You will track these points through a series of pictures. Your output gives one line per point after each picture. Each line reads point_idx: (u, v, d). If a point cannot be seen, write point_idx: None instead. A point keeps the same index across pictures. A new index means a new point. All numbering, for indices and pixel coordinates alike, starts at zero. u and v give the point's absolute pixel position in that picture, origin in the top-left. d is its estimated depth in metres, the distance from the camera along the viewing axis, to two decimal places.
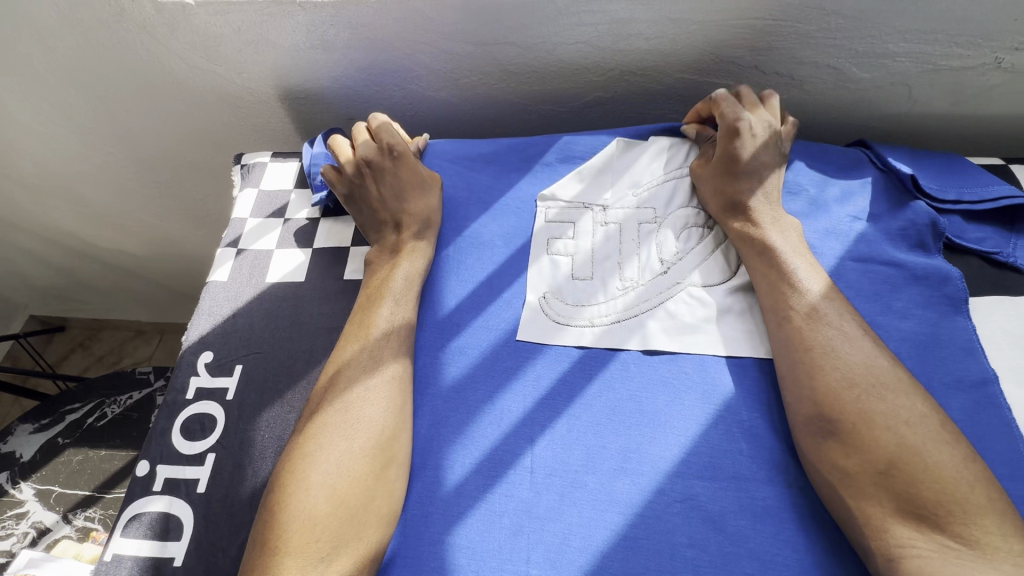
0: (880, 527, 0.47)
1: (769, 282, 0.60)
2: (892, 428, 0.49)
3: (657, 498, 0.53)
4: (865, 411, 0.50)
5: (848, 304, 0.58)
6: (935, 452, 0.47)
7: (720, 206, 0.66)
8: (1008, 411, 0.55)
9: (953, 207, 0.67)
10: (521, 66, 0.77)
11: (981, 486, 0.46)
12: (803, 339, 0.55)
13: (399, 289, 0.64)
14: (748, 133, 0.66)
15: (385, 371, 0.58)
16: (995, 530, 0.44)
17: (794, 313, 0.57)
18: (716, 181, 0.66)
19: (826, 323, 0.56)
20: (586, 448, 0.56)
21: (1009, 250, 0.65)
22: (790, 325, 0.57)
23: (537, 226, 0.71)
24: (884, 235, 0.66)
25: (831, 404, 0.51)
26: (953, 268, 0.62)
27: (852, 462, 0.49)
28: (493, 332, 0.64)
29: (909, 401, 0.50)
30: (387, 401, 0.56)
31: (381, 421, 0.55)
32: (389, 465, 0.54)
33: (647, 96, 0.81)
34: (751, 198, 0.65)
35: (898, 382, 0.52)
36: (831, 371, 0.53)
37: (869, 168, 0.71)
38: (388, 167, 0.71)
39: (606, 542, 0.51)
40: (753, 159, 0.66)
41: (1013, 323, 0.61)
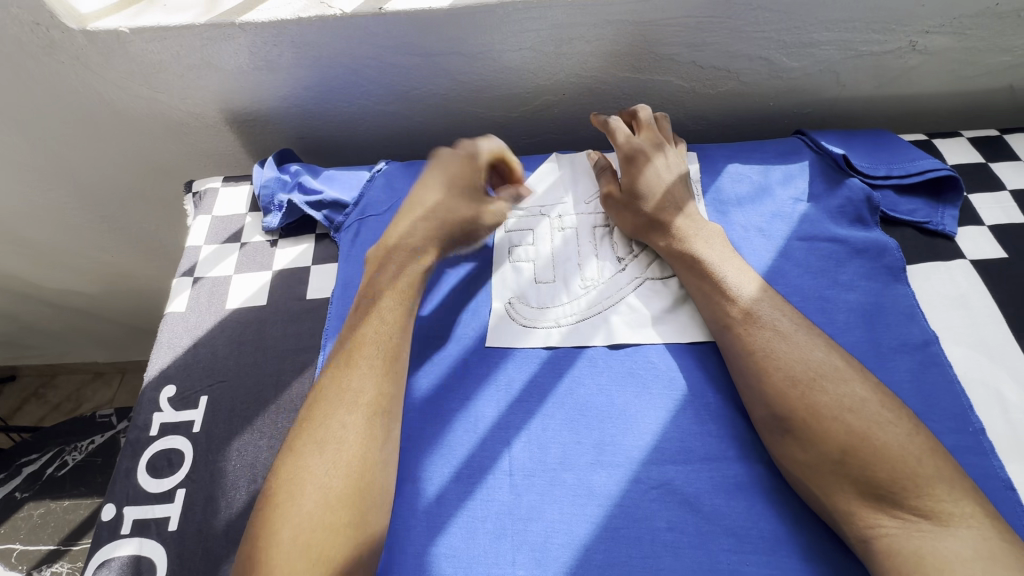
0: (848, 513, 0.49)
1: (704, 294, 0.61)
2: (839, 417, 0.50)
3: (634, 486, 0.54)
4: (812, 406, 0.51)
5: (784, 302, 0.60)
6: (882, 433, 0.49)
7: (640, 229, 0.67)
8: (949, 368, 0.59)
9: (884, 182, 0.71)
10: (469, 75, 0.78)
11: (927, 457, 0.48)
12: (738, 346, 0.57)
13: (388, 316, 0.59)
14: (647, 158, 0.70)
15: (363, 404, 0.53)
16: (945, 497, 0.46)
17: (732, 320, 0.58)
18: (625, 202, 0.68)
19: (761, 325, 0.57)
20: (562, 445, 0.57)
21: (939, 219, 0.69)
22: (732, 335, 0.58)
23: (497, 235, 0.72)
24: (825, 214, 0.69)
25: (782, 404, 0.53)
26: (889, 239, 0.67)
27: (811, 455, 0.51)
28: (462, 343, 0.64)
29: (849, 387, 0.52)
30: (365, 440, 0.52)
31: (360, 450, 0.51)
32: (368, 510, 0.50)
33: (596, 98, 0.83)
34: (666, 216, 0.66)
35: (835, 370, 0.53)
36: (776, 371, 0.54)
37: (806, 152, 0.75)
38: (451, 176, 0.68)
39: (589, 535, 0.52)
40: (659, 181, 0.69)
41: (947, 286, 0.65)
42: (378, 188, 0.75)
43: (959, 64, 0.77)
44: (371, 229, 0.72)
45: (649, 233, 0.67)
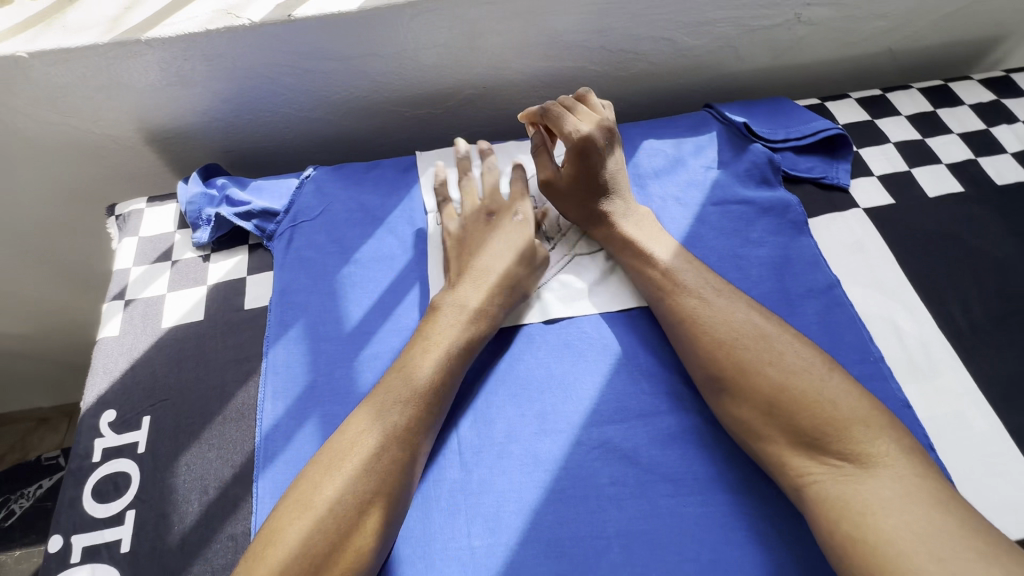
0: (781, 462, 0.53)
1: (640, 274, 0.65)
2: (764, 373, 0.55)
3: (578, 449, 0.58)
4: (739, 365, 0.56)
5: (711, 274, 0.64)
6: (802, 384, 0.54)
7: (586, 220, 0.70)
8: (851, 307, 0.65)
9: (784, 145, 0.76)
10: (388, 75, 0.80)
11: (848, 404, 0.53)
12: (672, 316, 0.61)
13: (457, 364, 0.60)
14: (590, 145, 0.70)
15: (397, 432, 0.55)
16: (864, 440, 0.50)
17: (664, 293, 0.63)
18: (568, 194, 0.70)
19: (690, 294, 0.62)
20: (507, 420, 0.60)
21: (834, 174, 0.75)
22: (666, 309, 0.62)
23: (429, 228, 0.73)
24: (734, 179, 0.75)
25: (715, 367, 0.57)
26: (791, 196, 0.73)
27: (744, 411, 0.55)
28: (403, 335, 0.65)
29: (770, 345, 0.57)
30: (387, 460, 0.54)
31: (385, 472, 0.53)
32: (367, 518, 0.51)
33: (516, 88, 0.86)
34: (608, 205, 0.69)
35: (758, 331, 0.58)
36: (705, 336, 0.59)
37: (713, 123, 0.80)
38: (508, 223, 0.70)
39: (538, 499, 0.55)
40: (602, 170, 0.70)
41: (845, 233, 0.71)
42: (307, 195, 0.75)
43: (842, 32, 0.84)
44: (304, 235, 0.72)
45: (588, 224, 0.70)
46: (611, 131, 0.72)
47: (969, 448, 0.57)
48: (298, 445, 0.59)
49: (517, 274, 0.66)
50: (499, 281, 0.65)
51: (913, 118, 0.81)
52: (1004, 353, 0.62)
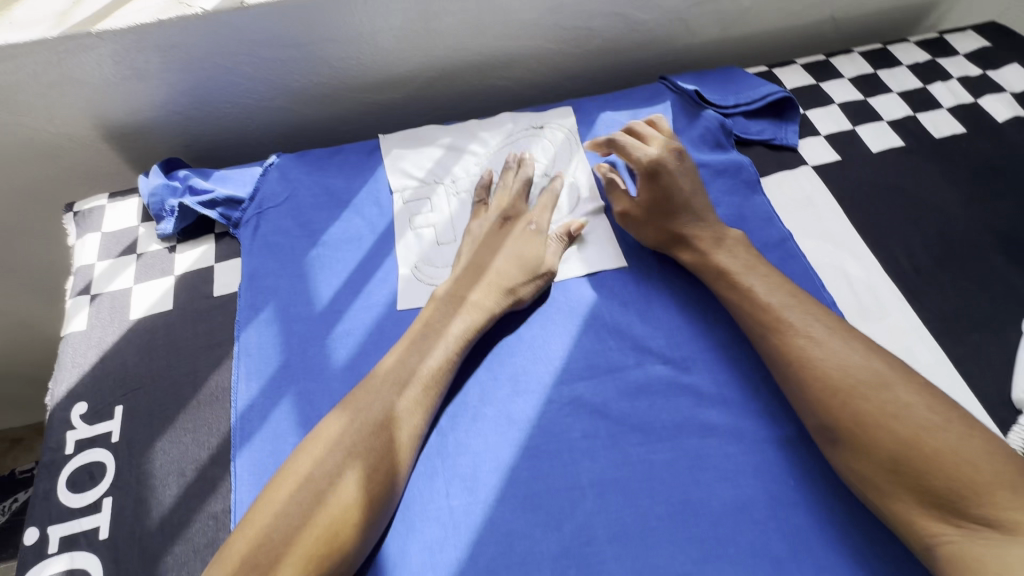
0: (910, 521, 0.49)
1: (738, 308, 0.62)
2: (885, 425, 0.51)
3: (549, 407, 0.60)
4: (857, 415, 0.52)
5: (817, 309, 0.60)
6: (933, 438, 0.49)
7: (666, 245, 0.68)
8: (803, 257, 0.68)
9: (735, 110, 0.79)
10: (346, 61, 0.80)
11: (987, 462, 0.47)
12: (774, 355, 0.58)
13: (452, 350, 0.60)
14: (665, 170, 0.68)
15: (379, 405, 0.55)
16: (1009, 503, 0.45)
17: (765, 330, 0.59)
18: (645, 220, 0.68)
19: (794, 332, 0.58)
20: (480, 385, 0.61)
21: (783, 135, 0.78)
22: (765, 341, 0.59)
23: (396, 208, 0.74)
24: (689, 144, 0.77)
25: (827, 416, 0.54)
26: (743, 158, 0.76)
27: (865, 464, 0.51)
28: (374, 311, 0.66)
29: (892, 392, 0.52)
30: (365, 430, 0.54)
31: (362, 441, 0.53)
32: (341, 482, 0.51)
33: (475, 71, 0.87)
34: (688, 229, 0.66)
35: (877, 376, 0.53)
36: (814, 382, 0.55)
37: (667, 94, 0.83)
38: (516, 226, 0.68)
39: (513, 457, 0.57)
40: (677, 192, 0.68)
41: (796, 190, 0.74)
42: (271, 181, 0.76)
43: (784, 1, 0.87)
44: (270, 221, 0.73)
45: (671, 249, 0.68)
46: (684, 155, 0.70)
47: None
48: (274, 422, 0.60)
49: (515, 279, 0.64)
50: (492, 280, 0.64)
51: (856, 81, 0.85)
52: (946, 292, 0.66)
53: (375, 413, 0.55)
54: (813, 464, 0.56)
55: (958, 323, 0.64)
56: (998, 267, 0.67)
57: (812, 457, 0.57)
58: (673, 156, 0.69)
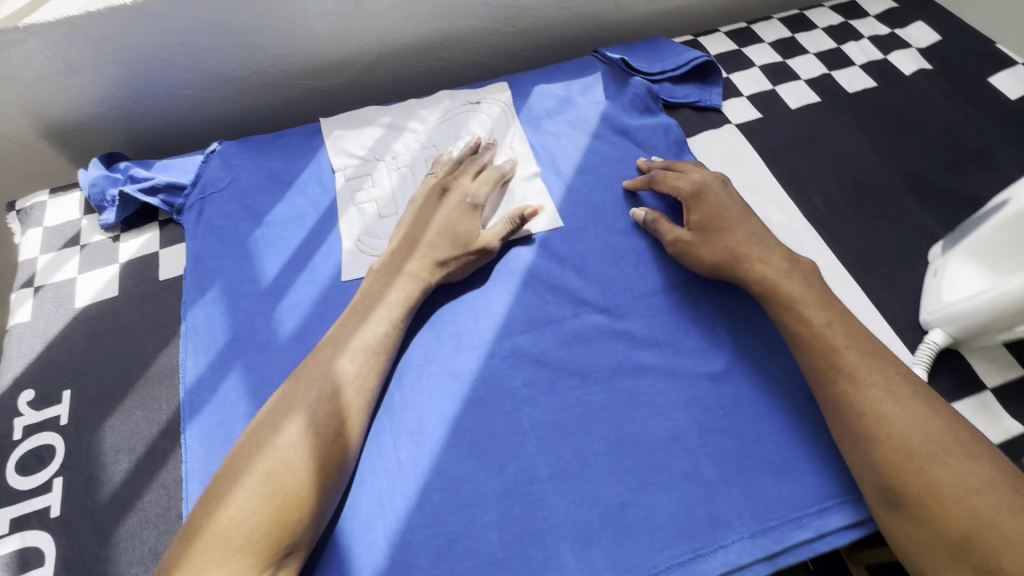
0: None
1: (811, 352, 0.56)
2: (963, 500, 0.46)
3: (492, 359, 0.62)
4: (930, 484, 0.47)
5: (892, 364, 0.54)
6: (1014, 523, 0.45)
7: (729, 264, 0.63)
8: None
9: (661, 76, 0.83)
10: (283, 48, 0.82)
11: None
12: (846, 407, 0.53)
13: (396, 309, 0.62)
14: (711, 189, 0.67)
15: (337, 367, 0.57)
16: None
17: (835, 376, 0.54)
18: (700, 240, 0.65)
19: (870, 382, 0.53)
20: (424, 344, 0.63)
21: (708, 97, 0.82)
22: (837, 388, 0.54)
23: (338, 186, 0.76)
24: (619, 110, 0.81)
25: (894, 477, 0.49)
26: (670, 120, 0.79)
27: (929, 537, 0.47)
28: (320, 284, 0.68)
29: (975, 465, 0.48)
30: (324, 393, 0.56)
31: (321, 404, 0.55)
32: (303, 439, 0.53)
33: (413, 53, 0.89)
34: (743, 243, 0.63)
35: (959, 444, 0.49)
36: (888, 439, 0.50)
37: (598, 65, 0.86)
38: (455, 200, 0.70)
39: (458, 407, 0.59)
40: (728, 213, 0.66)
41: (721, 147, 0.78)
42: (213, 167, 0.76)
43: None
44: (214, 206, 0.74)
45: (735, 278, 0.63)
46: (728, 184, 0.70)
47: None
48: (223, 394, 0.61)
49: (447, 252, 0.66)
50: (425, 254, 0.66)
51: (775, 44, 0.90)
52: (860, 230, 0.70)
53: (333, 380, 0.56)
54: (740, 394, 0.60)
55: (871, 257, 0.68)
56: (908, 205, 0.72)
57: (739, 387, 0.60)
58: (716, 180, 0.69)
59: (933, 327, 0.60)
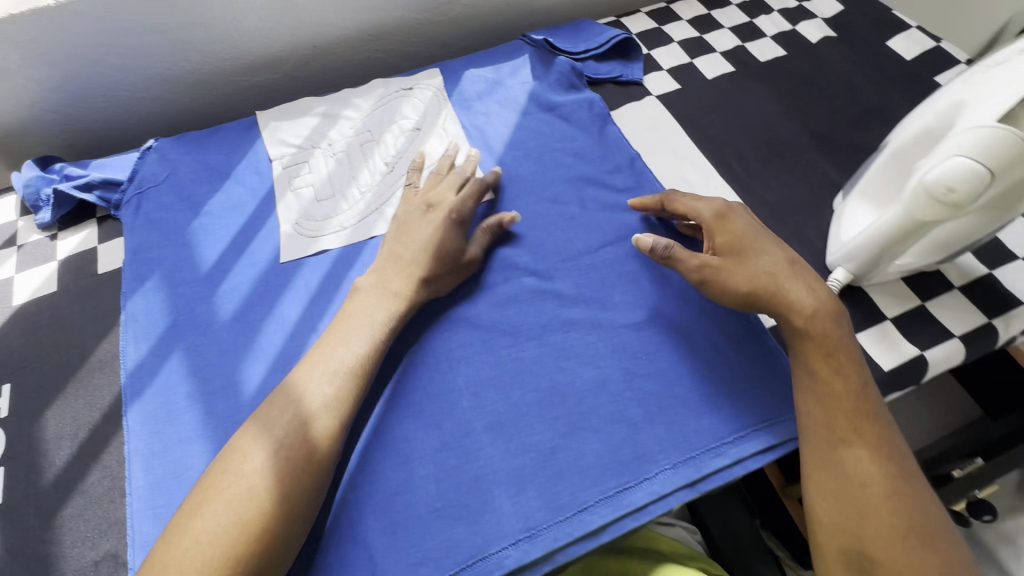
0: None
1: (829, 407, 0.53)
2: None
3: (427, 326, 0.65)
4: (913, 563, 0.47)
5: (898, 439, 0.53)
6: None
7: (763, 289, 0.57)
8: (648, 173, 0.76)
9: (585, 55, 0.87)
10: (215, 44, 0.84)
11: None
12: (857, 472, 0.50)
13: (382, 319, 0.61)
14: (734, 212, 0.63)
15: (319, 385, 0.55)
16: None
17: (853, 438, 0.51)
18: (724, 262, 0.60)
19: (882, 453, 0.51)
20: None
21: (629, 72, 0.87)
22: (851, 452, 0.51)
23: (275, 174, 0.78)
24: (546, 88, 0.84)
25: (878, 546, 0.48)
26: (594, 95, 0.83)
27: None
28: (258, 267, 0.70)
29: (951, 552, 0.48)
30: (304, 413, 0.53)
31: (298, 429, 0.52)
32: (277, 469, 0.50)
33: (348, 46, 0.92)
34: (775, 269, 0.58)
35: (944, 532, 0.49)
36: (886, 510, 0.49)
37: (525, 47, 0.90)
38: (442, 215, 0.68)
39: (395, 371, 0.62)
40: (755, 235, 0.61)
41: (643, 117, 0.83)
42: (150, 163, 0.78)
43: None
44: (151, 200, 0.75)
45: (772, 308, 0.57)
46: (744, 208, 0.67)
47: None
48: (164, 376, 0.62)
49: (432, 268, 0.65)
50: (410, 270, 0.64)
51: (693, 21, 0.94)
52: (772, 186, 0.75)
53: (306, 408, 0.53)
54: (662, 340, 0.63)
55: (783, 209, 0.73)
56: (816, 160, 0.77)
57: (661, 334, 0.64)
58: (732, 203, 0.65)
59: (837, 267, 0.64)
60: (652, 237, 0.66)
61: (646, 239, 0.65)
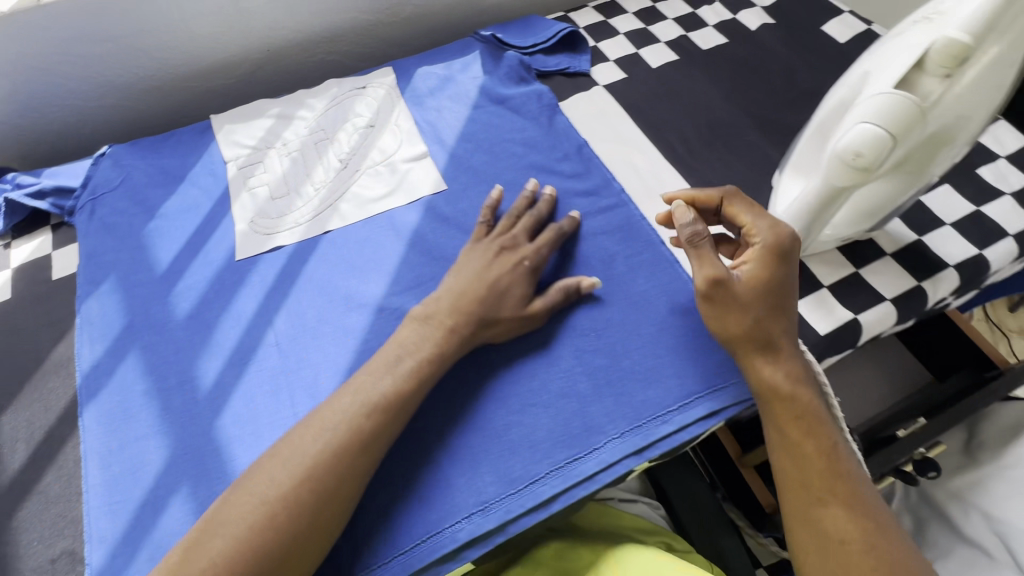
0: None
1: (805, 466, 0.53)
2: None
3: (381, 315, 0.66)
4: None
5: (870, 490, 0.54)
6: None
7: (753, 343, 0.56)
8: (596, 159, 0.78)
9: (533, 49, 0.90)
10: (166, 50, 0.84)
11: None
12: (836, 530, 0.51)
13: (427, 352, 0.57)
14: (782, 260, 0.58)
15: (357, 412, 0.53)
16: None
17: (828, 497, 0.52)
18: (739, 294, 0.56)
19: (856, 506, 0.52)
20: (317, 308, 0.67)
21: (577, 64, 0.89)
22: (829, 512, 0.52)
23: (230, 175, 0.79)
24: (496, 82, 0.87)
25: None
26: (543, 87, 0.86)
27: None
28: (214, 266, 0.71)
29: None
30: (337, 443, 0.51)
31: (332, 459, 0.51)
32: (303, 502, 0.49)
33: (303, 49, 0.93)
34: (778, 330, 0.56)
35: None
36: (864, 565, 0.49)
37: (476, 44, 0.92)
38: (512, 263, 0.63)
39: (350, 360, 0.63)
40: (785, 290, 0.58)
41: (590, 107, 0.85)
42: (104, 169, 0.78)
43: None
44: (105, 205, 0.76)
45: (748, 368, 0.57)
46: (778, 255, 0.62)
47: None
48: (120, 377, 0.63)
49: (501, 317, 0.61)
50: (478, 315, 0.60)
51: (638, 13, 0.97)
52: (714, 167, 0.78)
53: (341, 434, 0.52)
54: (610, 317, 0.65)
55: (725, 188, 0.76)
56: (756, 140, 0.80)
57: (609, 311, 0.66)
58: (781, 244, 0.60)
59: None
60: (691, 221, 0.59)
61: (683, 220, 0.59)
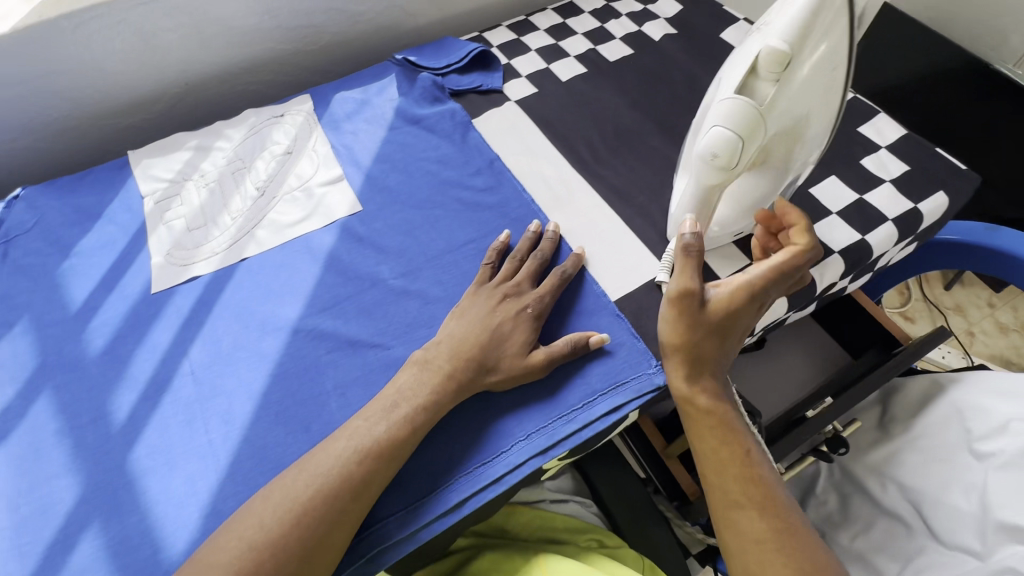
0: None
1: (724, 471, 0.56)
2: None
3: (296, 337, 0.67)
4: None
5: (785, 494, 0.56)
6: None
7: (683, 360, 0.59)
8: (506, 172, 0.81)
9: (446, 70, 0.93)
10: (80, 90, 0.85)
11: None
12: (752, 530, 0.53)
13: (423, 397, 0.58)
14: (754, 306, 0.59)
15: (353, 453, 0.54)
16: None
17: (744, 500, 0.54)
18: (693, 316, 0.58)
19: (770, 507, 0.54)
20: (233, 335, 0.68)
21: (489, 81, 0.92)
22: (744, 514, 0.54)
23: (147, 209, 0.79)
24: (411, 103, 0.89)
25: None
26: (456, 105, 0.88)
27: None
28: (129, 300, 0.71)
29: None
30: (336, 484, 0.53)
31: (331, 498, 0.52)
32: (299, 545, 0.50)
33: (221, 80, 0.95)
34: (710, 351, 0.59)
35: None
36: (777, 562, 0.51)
37: (392, 68, 0.95)
38: (516, 309, 0.64)
39: (264, 383, 0.64)
40: (739, 326, 0.59)
41: (501, 122, 0.88)
42: (17, 212, 0.78)
43: None
44: (19, 247, 0.76)
45: (671, 379, 0.60)
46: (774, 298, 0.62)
47: (597, 243, 0.75)
48: (32, 417, 0.63)
49: (495, 364, 0.61)
50: (473, 361, 0.60)
51: (550, 29, 1.02)
52: (619, 174, 0.81)
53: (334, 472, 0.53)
54: None
55: (629, 192, 0.79)
56: (658, 145, 0.84)
57: None
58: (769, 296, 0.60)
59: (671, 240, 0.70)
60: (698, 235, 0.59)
61: (694, 230, 0.60)
